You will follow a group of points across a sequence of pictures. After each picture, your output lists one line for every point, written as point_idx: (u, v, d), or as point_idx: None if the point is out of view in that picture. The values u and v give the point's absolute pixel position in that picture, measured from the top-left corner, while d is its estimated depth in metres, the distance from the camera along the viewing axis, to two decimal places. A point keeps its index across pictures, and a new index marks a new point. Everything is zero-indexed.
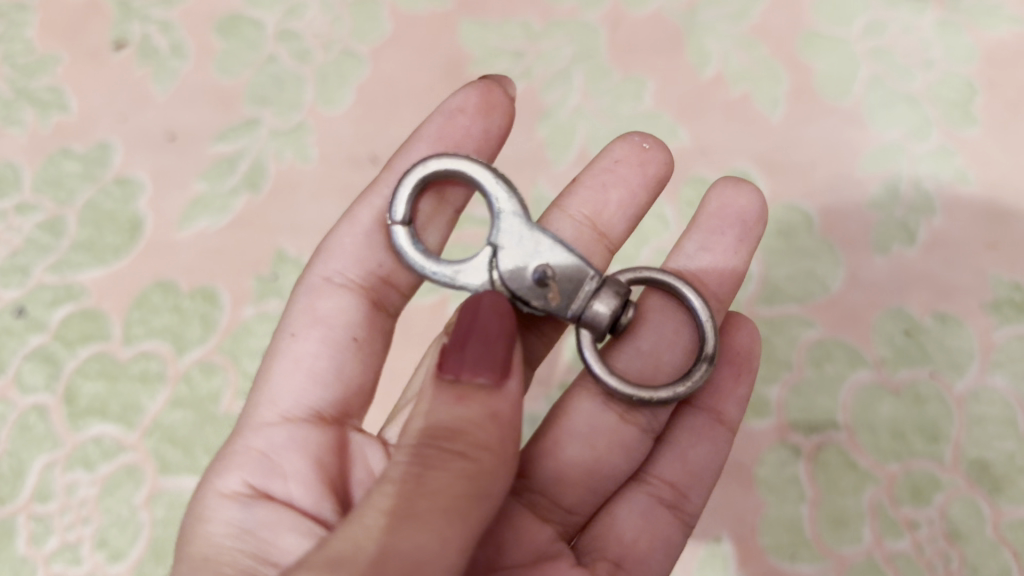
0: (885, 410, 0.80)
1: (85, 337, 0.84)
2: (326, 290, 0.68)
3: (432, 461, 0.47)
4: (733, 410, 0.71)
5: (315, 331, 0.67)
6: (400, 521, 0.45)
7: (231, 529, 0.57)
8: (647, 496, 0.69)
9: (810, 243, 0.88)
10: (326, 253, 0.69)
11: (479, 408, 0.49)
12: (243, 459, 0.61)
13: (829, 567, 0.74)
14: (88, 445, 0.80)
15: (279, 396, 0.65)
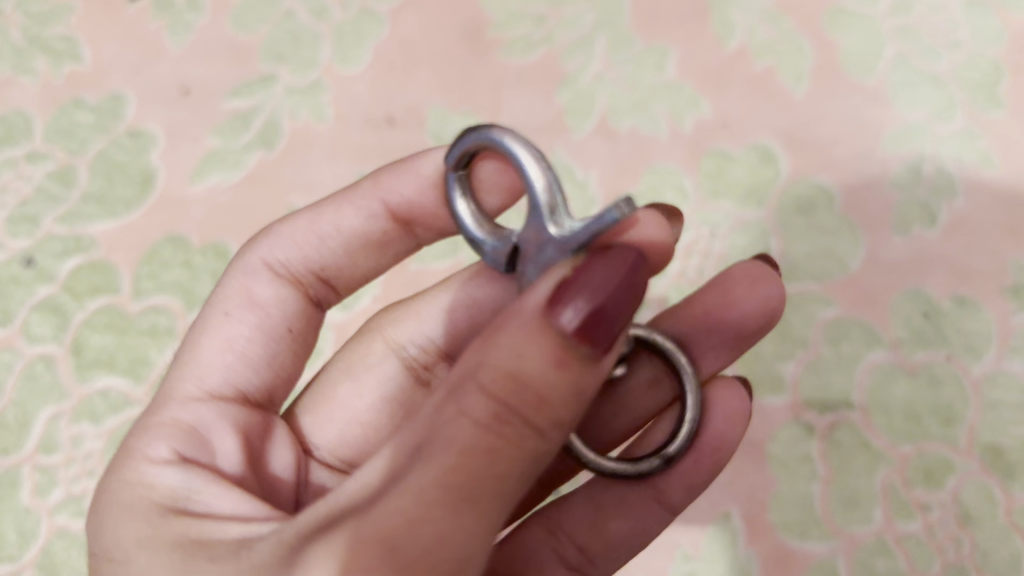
0: (899, 392, 0.79)
1: (94, 289, 0.83)
2: (263, 277, 0.69)
3: (507, 432, 0.44)
4: (679, 490, 0.69)
5: (249, 316, 0.68)
6: (465, 499, 0.44)
7: (178, 491, 0.55)
8: (553, 548, 0.71)
9: (830, 221, 0.86)
10: (268, 237, 0.70)
11: (569, 384, 0.45)
12: (170, 425, 0.60)
13: (840, 546, 0.73)
14: (95, 398, 0.80)
15: (206, 373, 0.65)
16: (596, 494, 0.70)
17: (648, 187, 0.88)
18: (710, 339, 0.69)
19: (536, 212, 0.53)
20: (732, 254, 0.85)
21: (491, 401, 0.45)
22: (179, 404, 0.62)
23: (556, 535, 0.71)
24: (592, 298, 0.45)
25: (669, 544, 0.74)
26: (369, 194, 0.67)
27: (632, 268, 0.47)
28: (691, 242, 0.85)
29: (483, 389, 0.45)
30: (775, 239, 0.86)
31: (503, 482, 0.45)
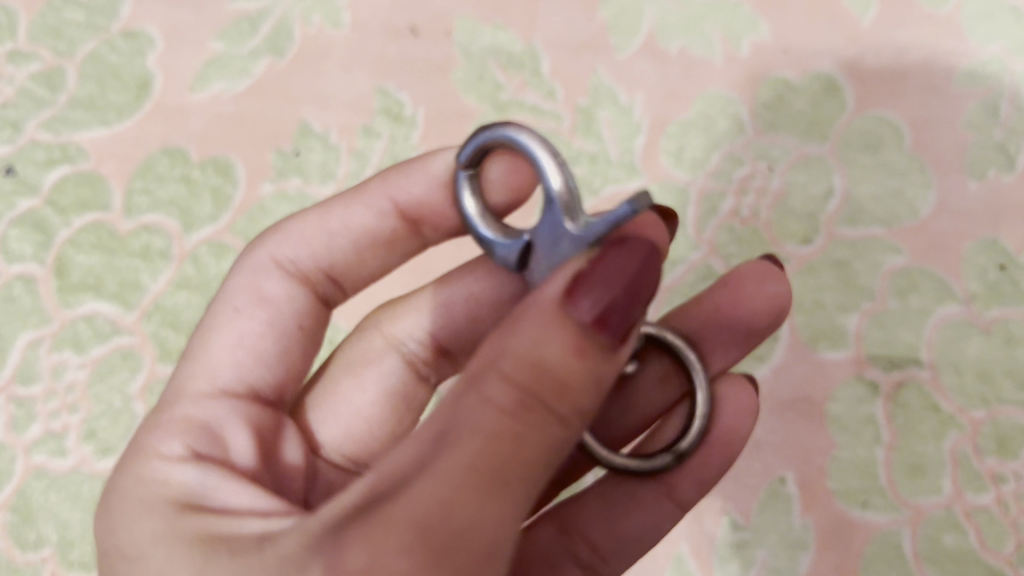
0: (972, 350, 0.70)
1: (82, 203, 0.75)
2: (271, 275, 0.59)
3: (530, 421, 0.38)
4: (688, 488, 0.60)
5: (262, 312, 0.58)
6: (487, 489, 0.37)
7: (194, 486, 0.47)
8: (564, 547, 0.60)
9: (898, 160, 0.76)
10: (273, 232, 0.59)
11: (591, 371, 0.39)
12: (187, 421, 0.52)
13: (905, 518, 0.66)
14: (79, 324, 0.72)
15: (219, 365, 0.56)
16: (604, 489, 0.60)
17: (700, 115, 0.77)
18: (722, 337, 0.60)
19: (551, 210, 0.45)
20: (792, 192, 0.75)
21: (514, 386, 0.38)
22: (189, 400, 0.53)
23: (566, 533, 0.60)
24: (610, 286, 0.39)
25: (715, 509, 0.67)
26: (376, 193, 0.57)
27: (652, 259, 0.40)
28: (745, 177, 0.75)
29: (502, 374, 0.38)
30: (840, 177, 0.76)
31: (525, 473, 0.38)
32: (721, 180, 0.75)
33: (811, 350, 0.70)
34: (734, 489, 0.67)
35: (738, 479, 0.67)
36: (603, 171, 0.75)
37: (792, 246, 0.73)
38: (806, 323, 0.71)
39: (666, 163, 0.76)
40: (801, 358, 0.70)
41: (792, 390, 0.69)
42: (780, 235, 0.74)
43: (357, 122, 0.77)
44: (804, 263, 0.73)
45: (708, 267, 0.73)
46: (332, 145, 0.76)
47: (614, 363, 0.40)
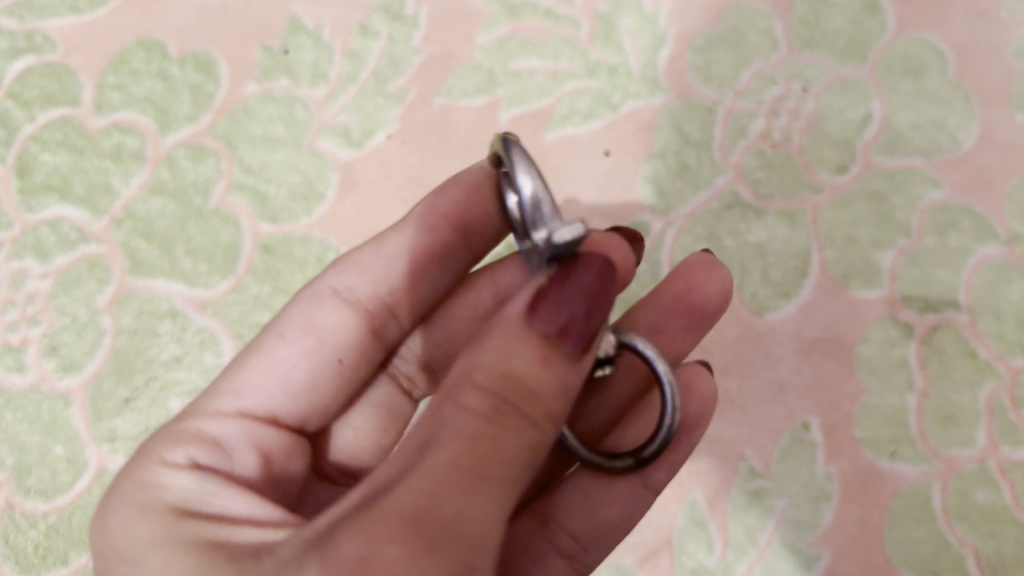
0: (1013, 294, 0.64)
1: (48, 97, 0.68)
2: (325, 303, 0.51)
3: (508, 423, 0.34)
4: (663, 474, 0.50)
5: (306, 342, 0.50)
6: (473, 488, 0.33)
7: (193, 494, 0.41)
8: (544, 543, 0.50)
9: (940, 87, 0.69)
10: (339, 263, 0.52)
11: (560, 379, 0.35)
12: (196, 436, 0.45)
13: (935, 471, 0.61)
14: (43, 229, 0.66)
15: (249, 386, 0.48)
16: (578, 478, 0.50)
17: (730, 27, 0.70)
18: (681, 320, 0.53)
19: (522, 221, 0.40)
20: (827, 116, 0.69)
21: (485, 392, 0.34)
22: (200, 416, 0.47)
23: (543, 526, 0.50)
24: (566, 298, 0.36)
25: (733, 456, 0.62)
26: (429, 209, 0.51)
27: (606, 270, 0.37)
28: (778, 98, 0.69)
29: (473, 384, 0.35)
30: (879, 102, 0.69)
31: (511, 474, 0.34)
32: (752, 100, 0.69)
33: (842, 288, 0.65)
34: (753, 434, 0.62)
35: (758, 424, 0.63)
36: (623, 86, 0.69)
37: (825, 175, 0.67)
38: (837, 259, 0.65)
39: (692, 80, 0.69)
40: (831, 296, 0.65)
41: (820, 330, 0.64)
42: (812, 162, 0.68)
43: (352, 20, 0.70)
44: (837, 193, 0.67)
45: (733, 193, 0.67)
46: (324, 43, 0.69)
47: (581, 370, 0.36)
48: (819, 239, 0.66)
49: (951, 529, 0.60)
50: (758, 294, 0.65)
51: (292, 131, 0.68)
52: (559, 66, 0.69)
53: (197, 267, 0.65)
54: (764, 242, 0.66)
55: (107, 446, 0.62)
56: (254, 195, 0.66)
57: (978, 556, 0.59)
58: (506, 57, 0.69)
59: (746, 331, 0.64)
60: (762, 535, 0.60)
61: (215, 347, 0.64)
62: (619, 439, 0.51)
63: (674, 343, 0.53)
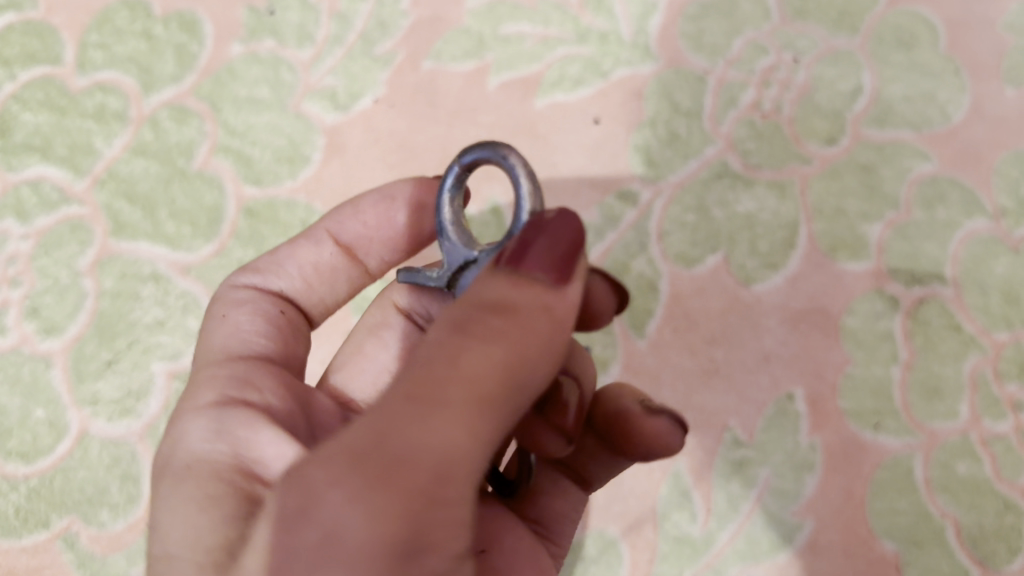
0: (999, 269, 0.64)
1: (30, 56, 0.67)
2: (239, 288, 0.46)
3: (468, 342, 0.29)
4: None
5: (255, 309, 0.45)
6: (421, 409, 0.28)
7: (214, 436, 0.37)
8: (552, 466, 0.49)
9: (931, 61, 0.68)
10: (240, 266, 0.48)
11: (537, 298, 0.31)
12: (210, 379, 0.41)
13: (918, 443, 0.61)
14: (24, 189, 0.65)
15: (219, 345, 0.43)
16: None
17: None
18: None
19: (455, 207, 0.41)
20: (817, 87, 0.68)
21: (449, 323, 0.30)
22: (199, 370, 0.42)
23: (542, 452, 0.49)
24: (545, 241, 0.32)
25: (717, 426, 0.62)
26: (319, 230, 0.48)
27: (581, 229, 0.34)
28: (769, 68, 0.68)
29: (439, 324, 0.31)
30: (870, 74, 0.68)
31: (482, 386, 0.29)
32: (742, 70, 0.68)
33: (830, 260, 0.65)
34: (738, 404, 0.62)
35: (744, 395, 0.62)
36: (614, 53, 0.68)
37: (815, 147, 0.67)
38: (825, 230, 0.65)
39: (684, 48, 0.69)
40: (818, 267, 0.65)
41: (807, 301, 0.64)
42: (803, 133, 0.67)
43: None
44: (827, 165, 0.67)
45: (723, 163, 0.66)
46: (311, 4, 0.68)
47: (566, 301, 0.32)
48: (808, 211, 0.66)
49: (932, 501, 0.60)
50: (745, 264, 0.65)
51: (277, 94, 0.67)
52: (550, 31, 0.68)
53: (180, 230, 0.64)
54: (753, 213, 0.66)
55: (89, 409, 0.61)
56: (238, 158, 0.65)
57: (959, 528, 0.59)
58: (495, 22, 0.68)
59: (734, 303, 0.64)
60: (745, 503, 0.60)
61: (198, 311, 0.63)
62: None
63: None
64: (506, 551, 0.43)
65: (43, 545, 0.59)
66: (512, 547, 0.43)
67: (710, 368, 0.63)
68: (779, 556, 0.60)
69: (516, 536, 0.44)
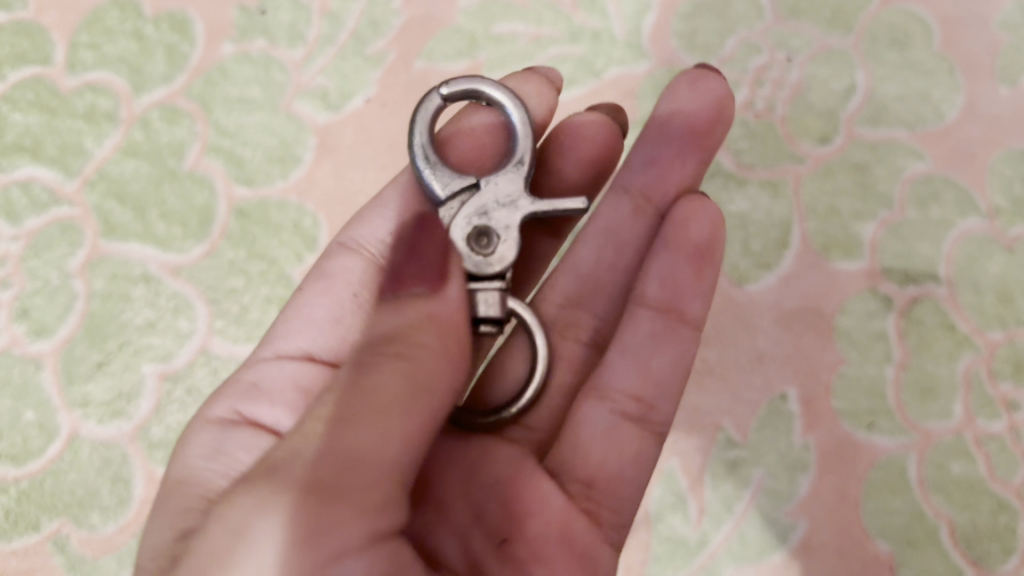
0: (992, 268, 0.64)
1: (19, 56, 0.67)
2: (336, 252, 0.51)
3: (367, 363, 0.36)
4: (698, 307, 0.50)
5: (323, 287, 0.50)
6: (334, 429, 0.35)
7: (209, 451, 0.45)
8: (609, 412, 0.49)
9: (925, 60, 0.68)
10: (358, 215, 0.52)
11: (423, 311, 0.37)
12: (237, 385, 0.48)
13: (912, 443, 0.61)
14: (14, 190, 0.65)
15: (283, 332, 0.50)
16: (617, 337, 0.50)
17: None
18: (666, 149, 0.54)
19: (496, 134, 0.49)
20: (811, 86, 0.68)
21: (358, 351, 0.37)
22: (246, 369, 0.49)
23: (600, 398, 0.49)
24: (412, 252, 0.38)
25: (711, 425, 0.62)
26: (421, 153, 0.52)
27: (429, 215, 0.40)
28: (762, 67, 0.68)
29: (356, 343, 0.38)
30: (863, 73, 0.68)
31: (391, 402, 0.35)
32: (735, 69, 0.68)
33: (823, 260, 0.65)
34: (731, 404, 0.62)
35: (737, 395, 0.62)
36: (606, 52, 0.68)
37: (808, 146, 0.67)
38: (819, 230, 0.65)
39: (677, 47, 0.69)
40: (812, 266, 0.64)
41: (800, 301, 0.64)
42: (796, 132, 0.67)
43: None
44: (820, 164, 0.66)
45: (716, 163, 0.66)
46: (303, 4, 0.68)
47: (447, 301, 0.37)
48: (801, 210, 0.65)
49: (925, 500, 0.60)
50: (738, 264, 0.64)
51: (269, 94, 0.66)
52: (542, 31, 0.68)
53: (171, 231, 0.64)
54: (746, 212, 0.65)
55: (80, 411, 0.61)
56: (230, 158, 0.65)
57: (953, 527, 0.59)
58: (488, 21, 0.68)
59: (727, 302, 0.64)
60: (739, 504, 0.60)
61: (189, 313, 0.63)
62: (640, 287, 0.50)
63: (652, 184, 0.53)
64: (529, 539, 0.43)
65: (33, 548, 0.59)
66: (536, 534, 0.43)
67: (701, 368, 0.63)
68: (771, 556, 0.59)
69: (542, 518, 0.44)
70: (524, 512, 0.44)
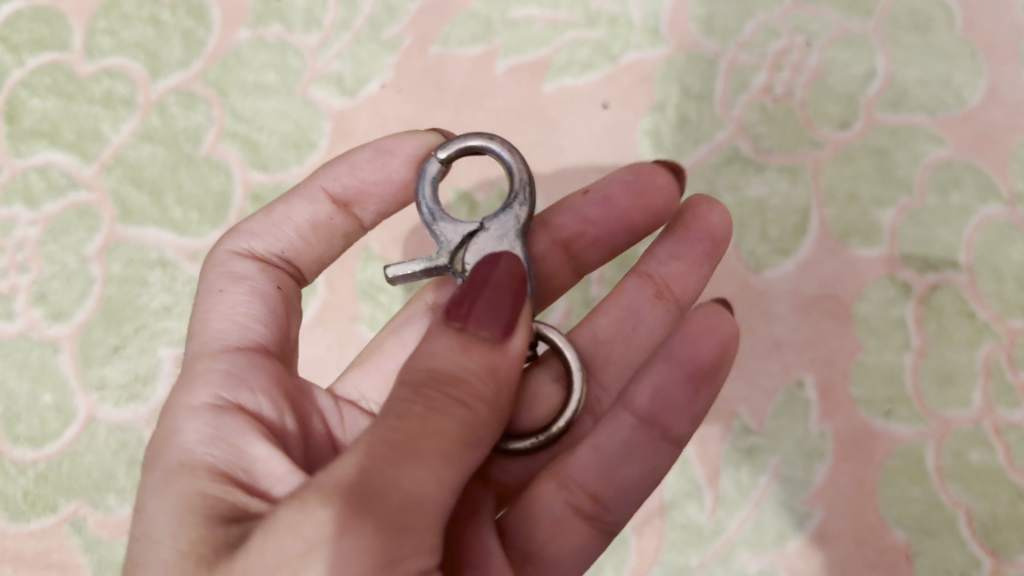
0: (1014, 256, 0.63)
1: (38, 42, 0.67)
2: (237, 259, 0.47)
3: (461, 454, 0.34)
4: (685, 378, 0.50)
5: (240, 290, 0.46)
6: (417, 511, 0.32)
7: (202, 439, 0.39)
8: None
9: (947, 43, 0.67)
10: (230, 228, 0.49)
11: (499, 409, 0.36)
12: (208, 374, 0.42)
13: (930, 431, 0.60)
14: (31, 175, 0.65)
15: (220, 328, 0.44)
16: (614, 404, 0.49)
17: None
18: (693, 250, 0.52)
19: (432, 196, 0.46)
20: (831, 71, 0.67)
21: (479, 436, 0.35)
22: (206, 359, 0.43)
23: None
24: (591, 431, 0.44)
25: (726, 413, 0.61)
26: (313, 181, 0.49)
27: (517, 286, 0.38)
28: (781, 51, 0.68)
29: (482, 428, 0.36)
30: (884, 57, 0.67)
31: (445, 447, 0.33)
32: (754, 53, 0.68)
33: (842, 246, 0.64)
34: (748, 391, 0.62)
35: (753, 382, 0.62)
36: (623, 37, 0.68)
37: (828, 131, 0.66)
38: (838, 216, 0.65)
39: (695, 31, 0.68)
40: (830, 253, 0.64)
41: (818, 287, 0.63)
42: (815, 117, 0.67)
43: None
44: (839, 149, 0.66)
45: (733, 148, 0.66)
46: None
47: (509, 355, 0.36)
48: (819, 196, 0.65)
49: (944, 489, 0.59)
50: (756, 249, 0.64)
51: (284, 79, 0.67)
52: (558, 15, 0.68)
53: (188, 216, 0.64)
54: (763, 198, 0.65)
55: (96, 394, 0.61)
56: (245, 143, 0.65)
57: (971, 517, 0.59)
58: (504, 6, 0.68)
59: (744, 288, 0.63)
60: (754, 491, 0.60)
61: None
62: (636, 356, 0.51)
63: (675, 277, 0.52)
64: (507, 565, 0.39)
65: (49, 529, 0.59)
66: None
67: None
68: (787, 544, 0.59)
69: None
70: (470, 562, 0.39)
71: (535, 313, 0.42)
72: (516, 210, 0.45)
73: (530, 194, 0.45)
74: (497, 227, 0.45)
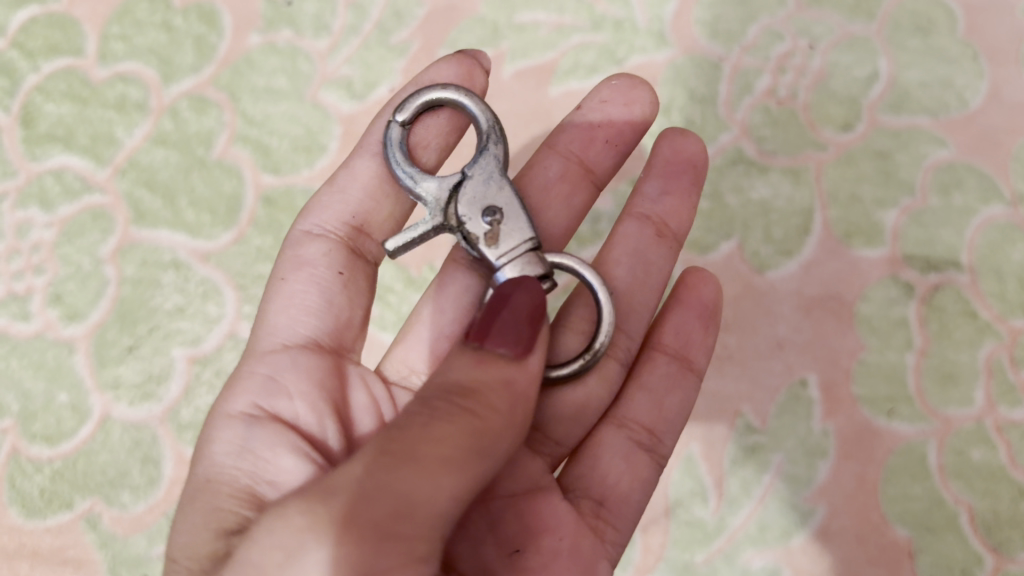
0: (1017, 256, 0.64)
1: (52, 47, 0.69)
2: (304, 241, 0.50)
3: (471, 463, 0.34)
4: (702, 356, 0.54)
5: (300, 280, 0.49)
6: (412, 514, 0.33)
7: (234, 447, 0.42)
8: (626, 439, 0.51)
9: (948, 46, 0.68)
10: (312, 203, 0.51)
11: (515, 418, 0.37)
12: (250, 377, 0.45)
13: (932, 430, 0.61)
14: (47, 178, 0.66)
15: (277, 324, 0.48)
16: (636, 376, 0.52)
17: None
18: (680, 182, 0.55)
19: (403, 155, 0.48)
20: (834, 74, 0.68)
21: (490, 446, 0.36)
22: (254, 362, 0.46)
23: (620, 425, 0.51)
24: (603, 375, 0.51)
25: (730, 411, 0.62)
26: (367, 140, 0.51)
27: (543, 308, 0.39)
28: (785, 54, 0.69)
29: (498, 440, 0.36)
30: (887, 60, 0.68)
31: (448, 452, 0.34)
32: (758, 56, 0.69)
33: (845, 247, 0.65)
34: (751, 389, 0.63)
35: (756, 380, 0.63)
36: (628, 40, 0.69)
37: (831, 133, 0.67)
38: (841, 217, 0.65)
39: (699, 34, 0.69)
40: (832, 253, 0.65)
41: (821, 287, 0.64)
42: (818, 120, 0.67)
43: None
44: (842, 151, 0.67)
45: (737, 150, 0.67)
46: None
47: (524, 372, 0.37)
48: (823, 197, 0.66)
49: (946, 487, 0.60)
50: (759, 250, 0.65)
51: (295, 84, 0.68)
52: (564, 20, 0.69)
53: (200, 218, 0.65)
54: (767, 200, 0.66)
55: (111, 393, 0.62)
56: (256, 147, 0.66)
57: (973, 514, 0.59)
58: (511, 11, 0.69)
59: (748, 288, 0.64)
60: (758, 489, 0.60)
61: (217, 298, 0.64)
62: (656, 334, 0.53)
63: (670, 213, 0.55)
64: (545, 550, 0.43)
65: (66, 526, 0.60)
66: (552, 549, 0.43)
67: (721, 352, 0.63)
68: (792, 540, 0.59)
69: (558, 536, 0.44)
70: (542, 527, 0.44)
71: (530, 237, 0.45)
72: (492, 149, 0.47)
73: (501, 133, 0.48)
74: (481, 171, 0.47)
